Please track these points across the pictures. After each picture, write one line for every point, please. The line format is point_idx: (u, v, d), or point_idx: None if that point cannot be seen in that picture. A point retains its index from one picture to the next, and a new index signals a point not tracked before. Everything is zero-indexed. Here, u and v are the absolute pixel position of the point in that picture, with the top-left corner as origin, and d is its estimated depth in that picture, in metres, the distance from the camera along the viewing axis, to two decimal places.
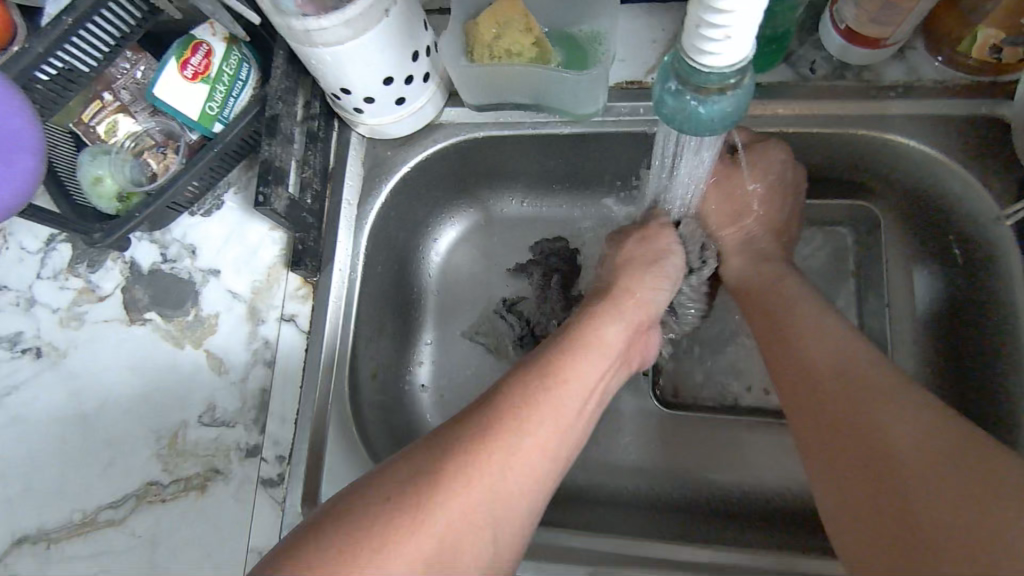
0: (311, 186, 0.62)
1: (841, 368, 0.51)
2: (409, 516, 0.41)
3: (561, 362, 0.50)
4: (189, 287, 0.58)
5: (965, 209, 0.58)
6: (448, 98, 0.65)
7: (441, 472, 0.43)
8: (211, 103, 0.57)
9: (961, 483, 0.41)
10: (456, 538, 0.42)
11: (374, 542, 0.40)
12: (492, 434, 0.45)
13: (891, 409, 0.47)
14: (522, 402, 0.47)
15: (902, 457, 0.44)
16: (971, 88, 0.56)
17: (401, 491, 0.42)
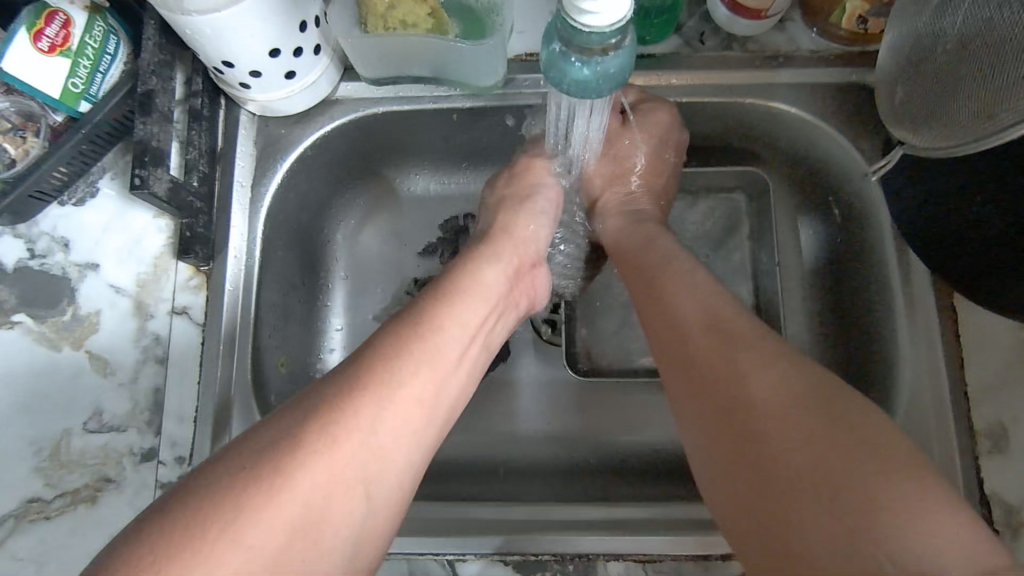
0: (198, 168, 0.57)
1: (714, 316, 0.45)
2: (263, 498, 0.34)
3: (453, 313, 0.46)
4: (63, 282, 0.57)
5: (839, 167, 0.61)
6: (343, 72, 0.61)
7: (307, 444, 0.36)
8: (75, 79, 0.52)
9: (844, 454, 0.35)
10: (317, 517, 0.36)
11: (226, 527, 0.33)
12: (367, 397, 0.39)
13: (743, 364, 0.41)
14: (406, 357, 0.41)
15: (766, 420, 0.38)
16: (847, 59, 0.59)
17: (253, 470, 0.35)
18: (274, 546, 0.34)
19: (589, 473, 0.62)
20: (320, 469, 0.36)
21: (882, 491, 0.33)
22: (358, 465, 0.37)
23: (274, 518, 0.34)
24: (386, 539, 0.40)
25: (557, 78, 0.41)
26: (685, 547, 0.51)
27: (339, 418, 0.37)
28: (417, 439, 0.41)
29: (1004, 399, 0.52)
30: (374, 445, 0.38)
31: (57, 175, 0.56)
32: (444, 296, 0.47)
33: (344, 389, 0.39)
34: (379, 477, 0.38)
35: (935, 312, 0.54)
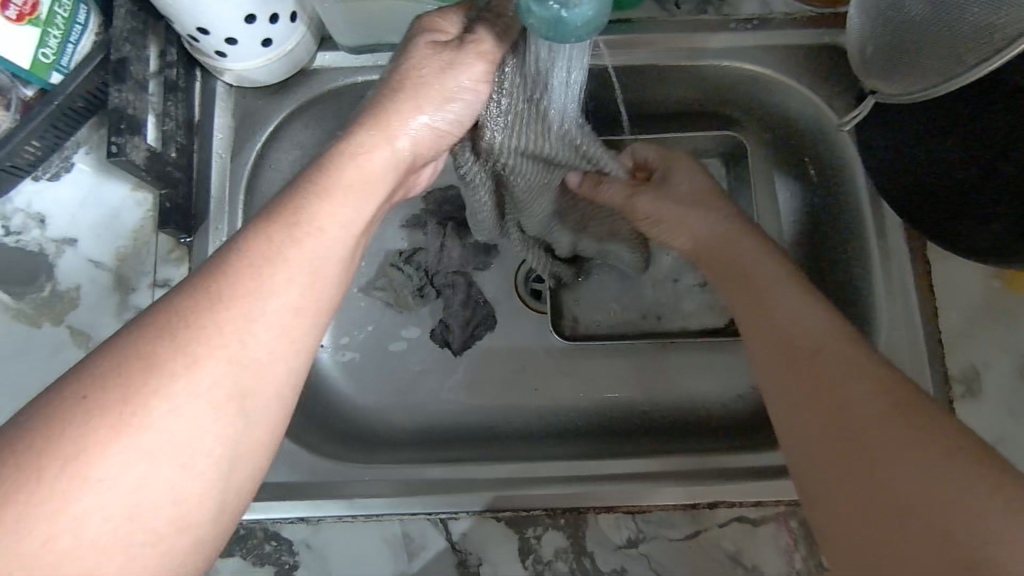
0: (175, 139, 0.56)
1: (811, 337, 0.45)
2: (118, 422, 0.32)
3: (319, 212, 0.40)
4: (40, 258, 0.56)
5: (812, 125, 0.62)
6: (321, 42, 0.60)
7: (159, 364, 0.33)
8: (45, 49, 0.50)
9: (939, 454, 0.36)
10: (138, 502, 0.31)
11: (81, 450, 0.31)
12: (182, 347, 0.34)
13: (857, 375, 0.41)
14: (267, 267, 0.37)
15: (862, 417, 0.40)
16: (820, 19, 0.59)
17: (101, 391, 0.32)
18: (138, 465, 0.32)
19: (576, 434, 0.63)
20: (178, 387, 0.33)
21: (970, 486, 0.35)
22: (209, 395, 0.34)
23: (140, 438, 0.32)
24: (274, 448, 0.37)
25: (532, 21, 0.40)
26: (673, 497, 0.52)
27: (191, 338, 0.34)
28: (291, 349, 0.37)
29: (973, 343, 0.54)
30: (238, 356, 0.35)
31: (29, 149, 0.55)
32: (315, 191, 0.41)
33: (196, 308, 0.35)
34: (255, 389, 0.35)
35: (907, 261, 0.56)
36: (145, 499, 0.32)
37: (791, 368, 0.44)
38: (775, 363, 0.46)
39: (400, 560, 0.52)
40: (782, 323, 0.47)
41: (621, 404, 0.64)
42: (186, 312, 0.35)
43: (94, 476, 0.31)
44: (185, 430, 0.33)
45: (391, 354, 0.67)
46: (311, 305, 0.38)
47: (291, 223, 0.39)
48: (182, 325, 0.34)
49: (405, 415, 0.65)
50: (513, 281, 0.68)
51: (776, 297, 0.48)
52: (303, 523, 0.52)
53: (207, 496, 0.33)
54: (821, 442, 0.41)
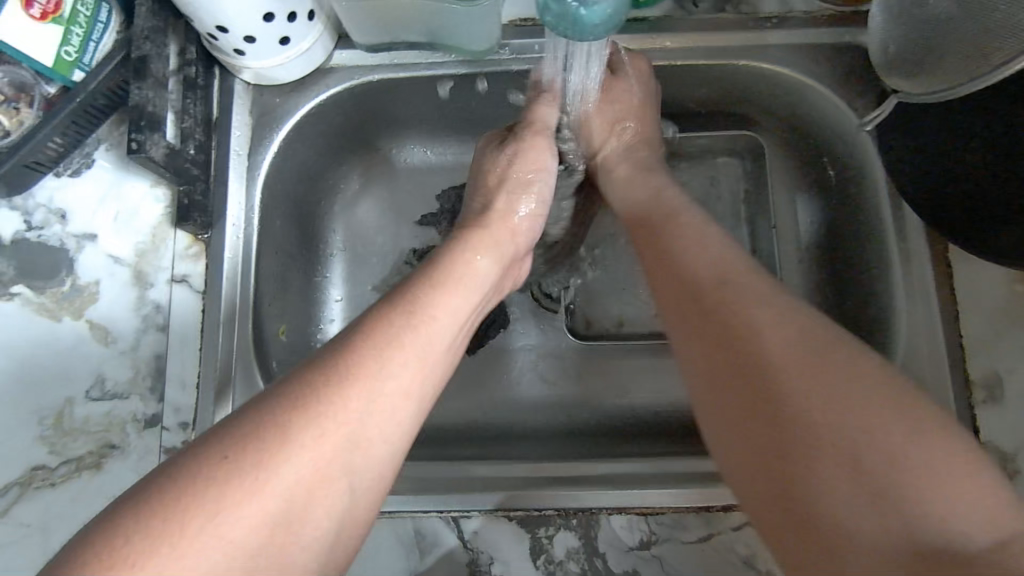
0: (194, 136, 0.57)
1: (723, 269, 0.44)
2: (262, 474, 0.34)
3: (441, 302, 0.44)
4: (61, 253, 0.57)
5: (830, 125, 0.61)
6: (338, 40, 0.61)
7: (301, 421, 0.36)
8: (67, 47, 0.51)
9: (823, 351, 0.38)
10: (268, 559, 0.34)
11: (228, 490, 0.33)
12: (333, 406, 0.37)
13: (748, 296, 0.41)
14: (392, 346, 0.40)
15: (803, 399, 0.36)
16: (841, 18, 0.59)
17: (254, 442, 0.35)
18: (267, 519, 0.34)
19: (589, 434, 0.63)
20: (307, 453, 0.35)
21: (865, 395, 0.36)
22: (346, 455, 0.37)
23: (273, 491, 0.34)
24: (368, 522, 0.39)
25: (550, 19, 0.40)
26: (688, 500, 0.51)
27: (322, 408, 0.36)
28: (399, 427, 0.40)
29: (995, 349, 0.53)
30: (354, 430, 0.37)
31: (51, 146, 0.56)
32: (433, 285, 0.45)
33: (332, 376, 0.38)
34: (365, 464, 0.38)
35: (930, 263, 0.55)
36: (278, 552, 0.34)
37: (715, 353, 0.41)
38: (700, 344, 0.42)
39: (411, 558, 0.52)
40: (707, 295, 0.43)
41: (631, 405, 0.64)
42: (333, 382, 0.37)
43: (233, 521, 0.33)
44: (323, 488, 0.36)
45: None
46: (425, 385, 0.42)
47: (423, 310, 0.43)
48: (317, 390, 0.37)
49: None
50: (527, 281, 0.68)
51: (702, 269, 0.44)
52: None
53: (322, 551, 0.36)
54: (754, 428, 0.38)
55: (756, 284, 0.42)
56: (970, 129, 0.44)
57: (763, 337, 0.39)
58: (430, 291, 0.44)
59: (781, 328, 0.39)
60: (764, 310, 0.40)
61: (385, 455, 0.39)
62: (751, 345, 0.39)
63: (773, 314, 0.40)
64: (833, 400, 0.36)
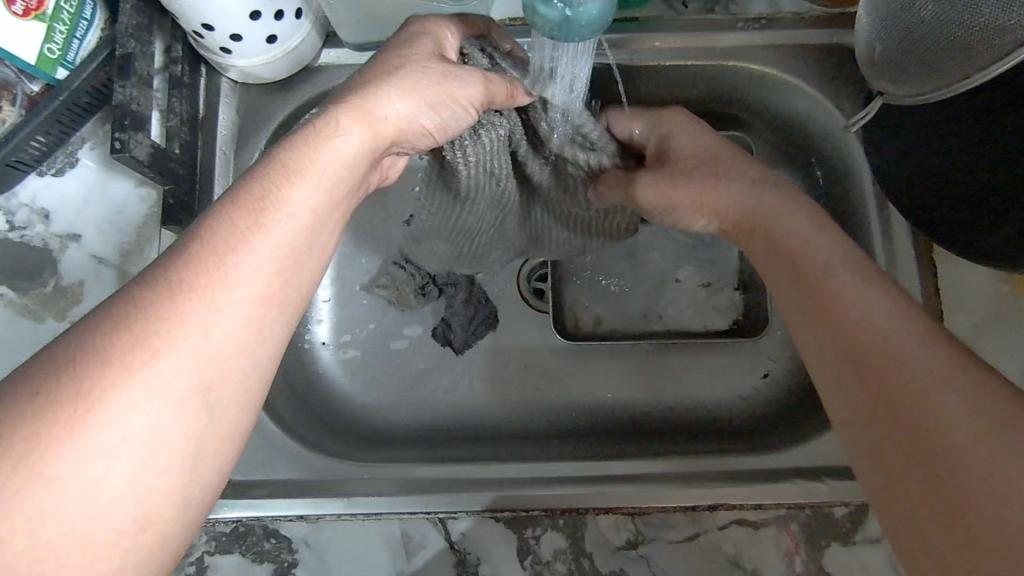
0: (180, 135, 0.56)
1: (874, 300, 0.40)
2: (73, 422, 0.30)
3: (285, 198, 0.39)
4: (45, 254, 0.56)
5: (818, 127, 0.61)
6: (326, 39, 0.60)
7: (117, 355, 0.31)
8: (50, 45, 0.50)
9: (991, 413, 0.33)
10: (103, 506, 0.30)
11: (35, 446, 0.29)
12: (157, 332, 0.33)
13: (898, 334, 0.38)
14: (225, 258, 0.35)
15: (958, 432, 0.34)
16: (829, 20, 0.59)
17: (59, 387, 0.30)
18: (94, 466, 0.30)
19: (577, 434, 0.63)
20: (133, 386, 0.31)
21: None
22: (183, 382, 0.32)
23: (93, 438, 0.30)
24: (236, 440, 0.35)
25: (537, 20, 0.40)
26: (672, 498, 0.52)
27: (143, 337, 0.32)
28: (256, 327, 0.36)
29: (980, 348, 0.53)
30: (185, 363, 0.33)
31: (34, 145, 0.55)
32: (274, 178, 0.39)
33: (147, 306, 0.33)
34: (217, 382, 0.34)
35: (914, 263, 0.55)
36: (107, 500, 0.30)
37: (851, 373, 0.39)
38: (835, 360, 0.40)
39: (398, 560, 0.52)
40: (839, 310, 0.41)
41: (621, 404, 0.64)
42: (144, 308, 0.33)
43: (50, 477, 0.29)
44: (153, 426, 0.32)
45: (393, 352, 0.66)
46: (275, 289, 0.37)
47: (257, 205, 0.38)
48: (133, 323, 0.32)
49: (407, 414, 0.65)
50: (516, 282, 0.68)
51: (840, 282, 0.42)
52: (303, 521, 0.52)
53: (168, 495, 0.32)
54: (893, 448, 0.36)
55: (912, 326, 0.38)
56: (948, 125, 0.45)
57: (914, 384, 0.36)
58: (269, 186, 0.39)
59: (936, 374, 0.36)
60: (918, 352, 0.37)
61: (235, 378, 0.35)
62: (900, 389, 0.36)
63: (928, 359, 0.37)
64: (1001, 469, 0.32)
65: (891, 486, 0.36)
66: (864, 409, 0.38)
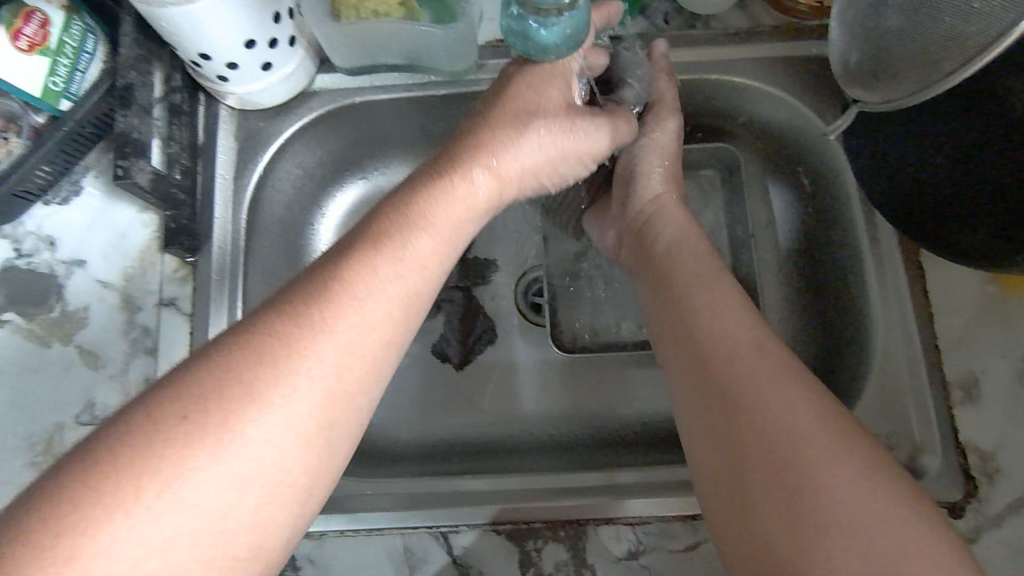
0: (179, 162, 0.57)
1: (711, 288, 0.47)
2: (211, 449, 0.33)
3: (416, 247, 0.42)
4: (50, 280, 0.57)
5: (804, 136, 0.63)
6: (320, 64, 0.62)
7: (230, 406, 0.34)
8: (55, 78, 0.52)
9: (786, 393, 0.38)
10: (193, 553, 0.32)
11: (177, 466, 0.32)
12: (263, 387, 0.35)
13: (725, 319, 0.44)
14: (342, 315, 0.38)
15: (769, 424, 0.37)
16: (810, 31, 0.60)
17: (204, 411, 0.33)
18: (187, 516, 0.32)
19: (577, 445, 0.64)
20: (270, 418, 0.34)
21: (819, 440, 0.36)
22: (282, 436, 0.35)
23: (228, 464, 0.33)
24: (318, 493, 0.37)
25: (512, 41, 0.43)
26: (671, 507, 0.52)
27: (252, 388, 0.34)
28: (375, 375, 0.39)
29: (972, 350, 0.54)
30: (282, 420, 0.35)
31: (40, 174, 0.57)
32: (402, 236, 0.42)
33: (263, 356, 0.35)
34: (337, 420, 0.37)
35: (903, 266, 0.56)
36: (196, 545, 0.32)
37: (718, 390, 0.40)
38: (689, 371, 0.43)
39: (401, 574, 0.52)
40: (699, 333, 0.44)
41: (619, 415, 0.65)
42: (250, 358, 0.35)
43: (147, 519, 0.31)
44: (249, 477, 0.33)
45: (393, 369, 0.67)
46: (392, 336, 0.40)
47: (380, 264, 0.40)
48: (239, 375, 0.35)
49: (408, 429, 0.65)
50: (513, 296, 0.69)
51: (688, 299, 0.47)
52: (306, 538, 0.53)
53: (253, 546, 0.34)
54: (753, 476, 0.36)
55: (751, 319, 0.43)
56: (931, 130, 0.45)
57: (721, 357, 0.42)
58: (404, 234, 0.42)
59: (741, 347, 0.42)
60: (734, 330, 0.43)
61: (324, 440, 0.36)
62: (716, 364, 0.41)
63: (738, 334, 0.42)
64: (784, 433, 0.36)
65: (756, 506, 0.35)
66: (717, 401, 0.40)
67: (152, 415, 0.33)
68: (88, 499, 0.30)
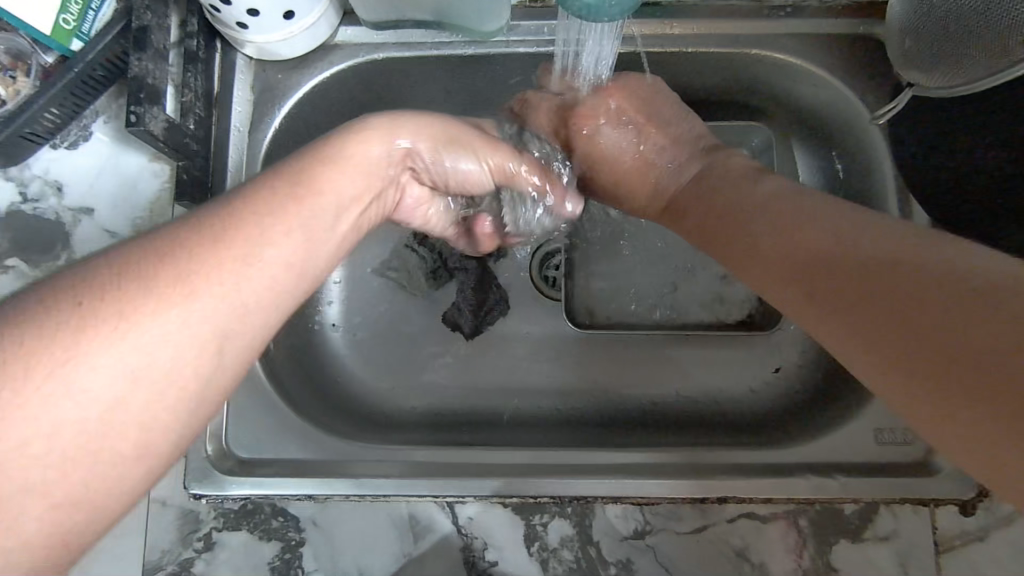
0: (194, 111, 0.55)
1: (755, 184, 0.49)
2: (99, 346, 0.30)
3: (336, 191, 0.40)
4: (58, 227, 0.56)
5: (844, 119, 0.60)
6: (343, 17, 0.60)
7: (119, 302, 0.31)
8: (66, 15, 0.50)
9: (837, 248, 0.40)
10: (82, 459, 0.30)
11: (53, 359, 0.29)
12: (168, 284, 0.32)
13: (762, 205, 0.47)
14: (255, 220, 0.36)
15: (867, 289, 0.37)
16: (856, 9, 0.58)
17: (98, 306, 0.30)
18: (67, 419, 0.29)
19: (586, 423, 0.63)
20: (160, 319, 0.31)
21: (891, 273, 0.37)
22: (181, 338, 0.32)
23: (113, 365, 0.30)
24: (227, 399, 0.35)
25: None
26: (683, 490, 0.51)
27: (147, 281, 0.32)
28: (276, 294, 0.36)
29: None
30: (197, 320, 0.32)
31: (49, 117, 0.55)
32: (310, 160, 0.41)
33: (166, 258, 0.32)
34: (236, 334, 0.34)
35: None
36: (86, 446, 0.30)
37: (795, 275, 0.42)
38: (810, 300, 0.40)
39: (405, 542, 0.52)
40: (752, 233, 0.46)
41: (628, 393, 0.64)
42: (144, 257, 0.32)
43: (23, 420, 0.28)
44: (143, 373, 0.31)
45: (403, 336, 0.66)
46: (304, 262, 0.37)
47: (294, 179, 0.39)
48: (131, 274, 0.32)
49: (416, 397, 0.64)
50: (529, 268, 0.67)
51: (737, 202, 0.49)
52: (310, 501, 0.52)
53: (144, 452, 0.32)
54: (896, 338, 0.35)
55: (767, 202, 0.47)
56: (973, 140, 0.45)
57: (782, 241, 0.44)
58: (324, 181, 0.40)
59: (786, 228, 0.44)
60: (772, 215, 0.46)
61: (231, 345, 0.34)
62: (778, 254, 0.43)
63: (778, 217, 0.45)
64: (881, 285, 0.37)
65: (916, 376, 0.34)
66: (806, 296, 0.41)
67: (44, 306, 0.30)
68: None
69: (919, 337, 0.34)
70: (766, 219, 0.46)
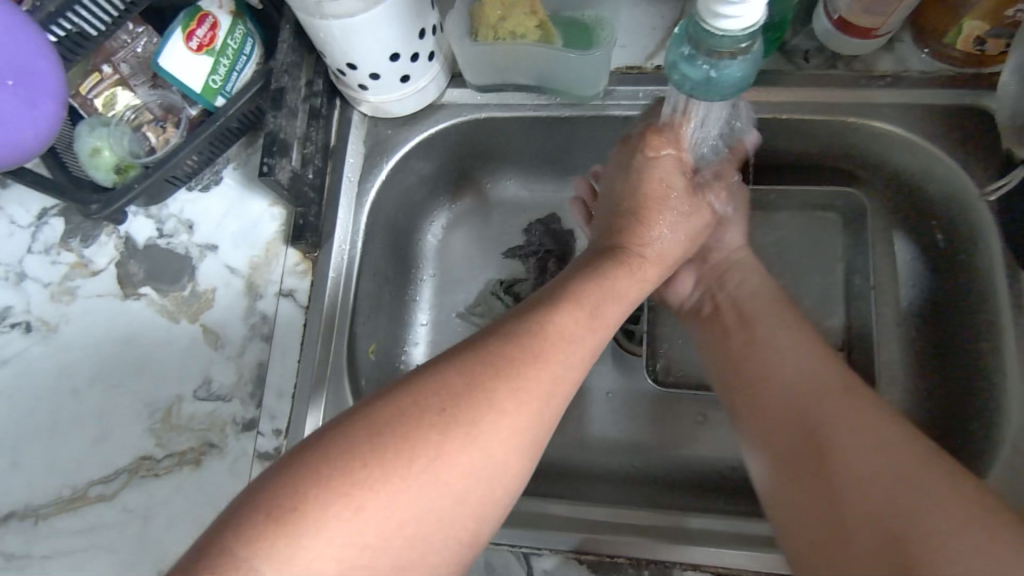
0: (313, 162, 0.61)
1: (767, 303, 0.56)
2: (434, 444, 0.36)
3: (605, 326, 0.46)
4: (185, 261, 0.62)
5: (944, 191, 0.59)
6: (451, 79, 0.64)
7: (414, 435, 0.36)
8: (215, 76, 0.57)
9: (827, 400, 0.46)
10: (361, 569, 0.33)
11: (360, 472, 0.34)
12: (454, 417, 0.37)
13: (768, 332, 0.53)
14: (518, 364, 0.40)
15: (837, 442, 0.44)
16: (962, 81, 0.56)
17: (454, 406, 0.38)
18: (360, 530, 0.34)
19: (663, 482, 0.62)
20: (447, 451, 0.36)
21: (856, 437, 0.44)
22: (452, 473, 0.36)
23: (398, 487, 0.35)
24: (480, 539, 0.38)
25: (680, 78, 0.44)
26: (767, 564, 0.49)
27: (449, 411, 0.37)
28: (557, 395, 0.41)
29: None
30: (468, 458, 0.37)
31: (189, 163, 0.61)
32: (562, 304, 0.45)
33: (456, 392, 0.38)
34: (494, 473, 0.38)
35: None
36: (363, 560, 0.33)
37: (786, 410, 0.48)
38: (783, 440, 0.47)
39: None
40: (757, 355, 0.52)
41: (706, 457, 0.63)
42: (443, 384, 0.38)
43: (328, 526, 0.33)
44: (424, 499, 0.35)
45: None
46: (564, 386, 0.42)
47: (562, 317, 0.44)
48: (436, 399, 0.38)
49: None
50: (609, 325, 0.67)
51: (754, 319, 0.55)
52: None
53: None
54: (847, 499, 0.42)
55: (774, 324, 0.54)
56: None
57: (774, 374, 0.50)
58: (588, 306, 0.46)
59: (790, 362, 0.50)
60: (776, 344, 0.52)
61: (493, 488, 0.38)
62: (772, 387, 0.50)
63: (783, 348, 0.51)
64: (850, 443, 0.43)
65: (842, 533, 0.41)
66: (782, 432, 0.47)
67: (422, 401, 0.37)
68: (338, 475, 0.34)
69: (866, 501, 0.41)
70: (776, 340, 0.52)
